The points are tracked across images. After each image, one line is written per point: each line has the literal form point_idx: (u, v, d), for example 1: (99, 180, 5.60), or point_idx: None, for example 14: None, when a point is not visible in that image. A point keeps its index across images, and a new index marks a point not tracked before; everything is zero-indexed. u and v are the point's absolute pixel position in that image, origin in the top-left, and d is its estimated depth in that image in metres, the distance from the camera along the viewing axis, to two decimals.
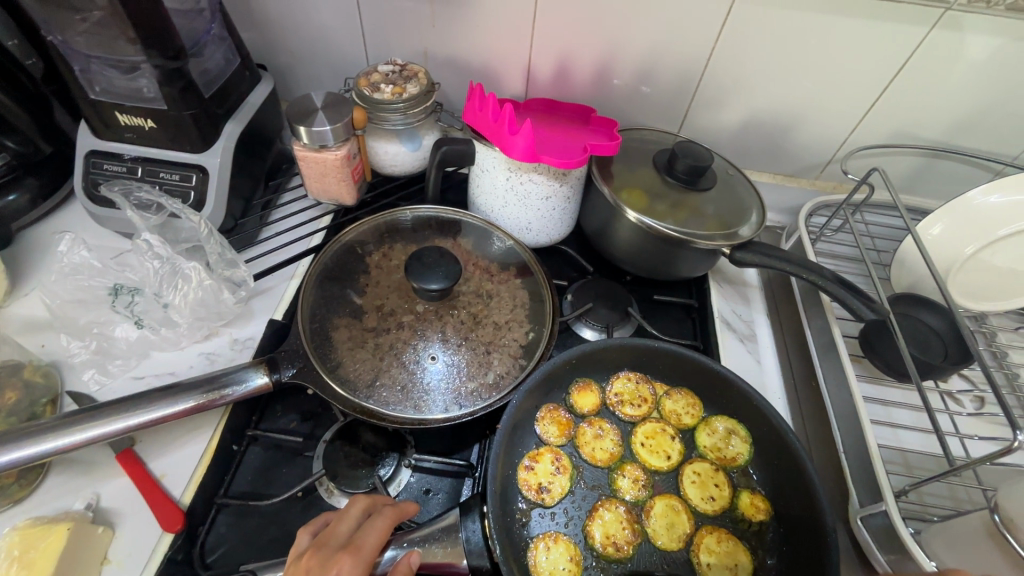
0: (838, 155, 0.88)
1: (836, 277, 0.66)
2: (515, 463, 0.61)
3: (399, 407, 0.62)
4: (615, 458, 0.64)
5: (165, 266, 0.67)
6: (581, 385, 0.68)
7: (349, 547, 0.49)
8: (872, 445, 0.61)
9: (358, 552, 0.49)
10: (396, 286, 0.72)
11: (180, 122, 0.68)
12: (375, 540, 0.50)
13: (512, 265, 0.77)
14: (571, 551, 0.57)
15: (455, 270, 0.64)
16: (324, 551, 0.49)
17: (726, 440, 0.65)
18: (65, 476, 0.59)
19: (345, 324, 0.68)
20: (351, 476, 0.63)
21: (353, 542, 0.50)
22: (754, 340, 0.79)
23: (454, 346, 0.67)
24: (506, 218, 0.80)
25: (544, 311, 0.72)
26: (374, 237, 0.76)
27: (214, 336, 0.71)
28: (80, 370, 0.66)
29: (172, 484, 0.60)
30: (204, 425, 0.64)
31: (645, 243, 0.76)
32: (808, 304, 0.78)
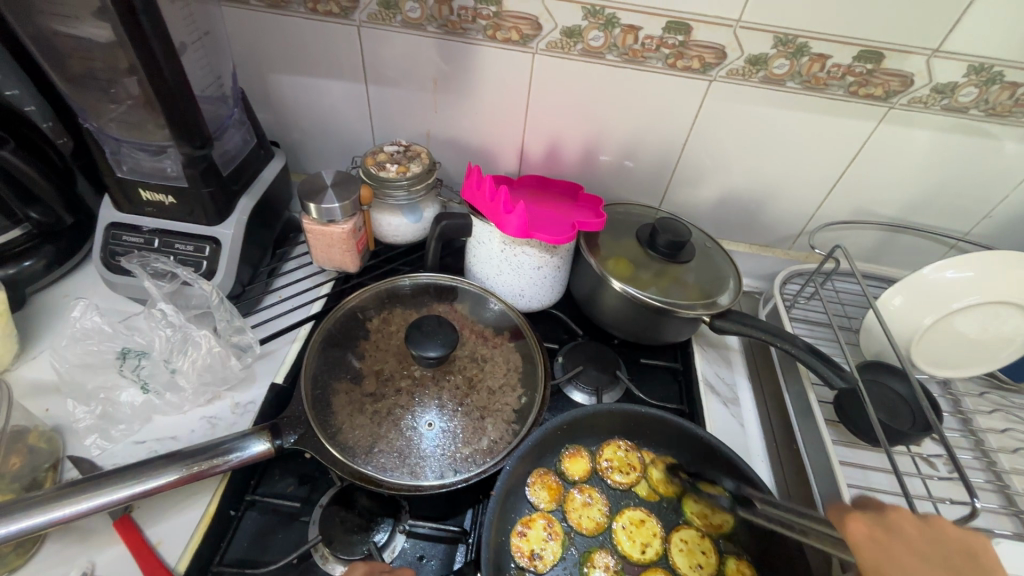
0: (807, 228, 0.96)
1: (809, 347, 0.71)
2: (509, 529, 0.63)
3: (397, 473, 0.64)
4: (603, 525, 0.66)
5: (177, 334, 0.70)
6: (571, 451, 0.71)
7: None
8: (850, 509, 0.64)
9: None
10: (395, 352, 0.76)
11: (198, 199, 0.73)
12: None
13: (505, 329, 0.81)
14: None
15: (452, 338, 0.68)
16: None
17: (714, 507, 0.67)
18: (61, 544, 0.60)
19: (345, 389, 0.71)
20: (346, 542, 0.63)
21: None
22: (736, 403, 0.83)
23: (450, 411, 0.70)
24: (500, 285, 0.85)
25: (536, 376, 0.75)
26: (375, 303, 0.80)
27: (217, 399, 0.73)
28: (83, 436, 0.67)
29: (169, 552, 0.60)
30: (203, 490, 0.65)
31: (630, 311, 0.81)
32: (786, 368, 0.83)
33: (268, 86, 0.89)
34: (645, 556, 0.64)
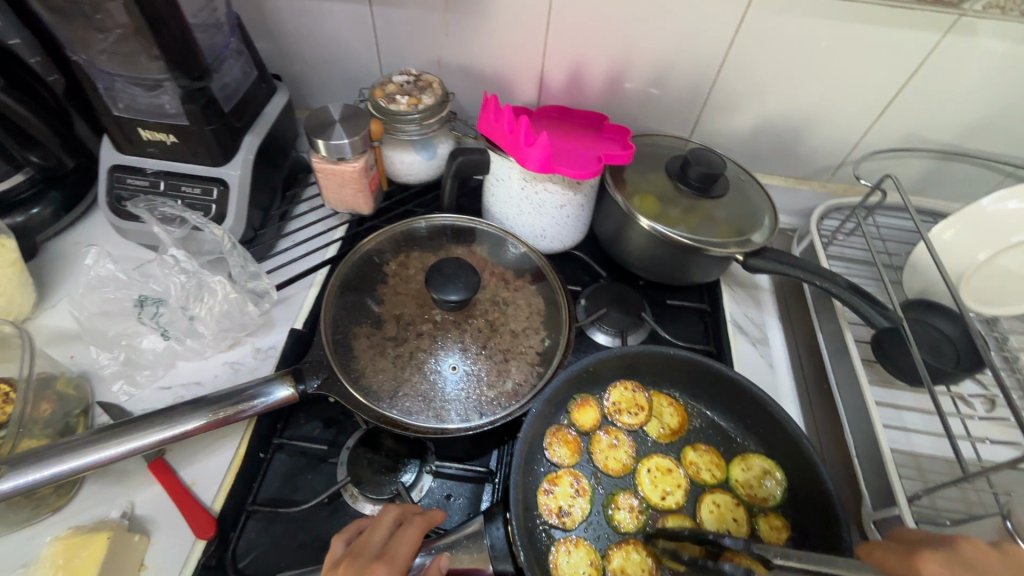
0: (850, 157, 0.89)
1: (851, 285, 0.66)
2: (535, 472, 0.63)
3: (421, 416, 0.63)
4: (626, 468, 0.65)
5: (191, 280, 0.68)
6: (580, 401, 0.68)
7: (383, 556, 0.50)
8: (884, 448, 0.62)
9: (392, 561, 0.50)
10: (414, 296, 0.74)
11: (202, 137, 0.69)
12: (408, 548, 0.51)
13: (527, 272, 0.78)
14: (591, 555, 0.59)
15: (474, 281, 0.65)
16: (359, 560, 0.49)
17: (760, 478, 0.64)
18: (100, 485, 0.61)
19: (366, 334, 0.69)
20: (375, 481, 0.64)
21: (388, 550, 0.51)
22: (766, 344, 0.81)
23: (473, 355, 0.69)
24: (520, 225, 0.81)
25: (560, 318, 0.73)
26: (390, 246, 0.77)
27: (238, 345, 0.73)
28: (110, 381, 0.68)
29: (203, 491, 0.62)
30: (231, 434, 0.66)
31: (658, 249, 0.77)
32: (820, 308, 0.79)
33: (263, 10, 0.82)
34: (665, 502, 0.63)
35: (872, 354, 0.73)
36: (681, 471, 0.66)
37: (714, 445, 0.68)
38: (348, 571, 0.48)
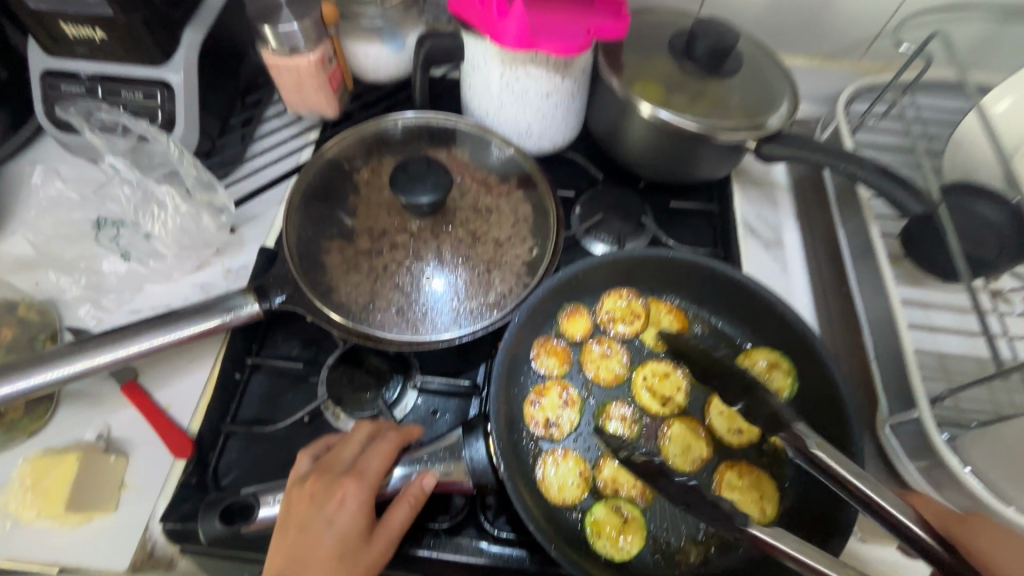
0: (889, 26, 0.76)
1: (879, 168, 0.58)
2: (521, 387, 0.59)
3: (396, 328, 0.59)
4: (620, 378, 0.61)
5: (137, 192, 0.65)
6: (570, 310, 0.63)
7: (352, 472, 0.49)
8: (907, 349, 0.56)
9: (362, 477, 0.49)
10: (387, 205, 0.67)
11: (131, 30, 0.60)
12: (379, 464, 0.49)
13: (513, 175, 0.70)
14: (580, 466, 0.56)
15: (446, 180, 0.57)
16: (328, 476, 0.48)
17: (767, 374, 0.59)
18: (74, 409, 0.59)
19: (337, 248, 0.64)
20: (357, 399, 0.62)
21: (358, 465, 0.49)
22: (780, 246, 0.73)
23: (452, 265, 0.63)
24: (503, 122, 0.72)
25: (548, 224, 0.66)
26: (361, 151, 0.70)
27: (207, 266, 0.68)
28: (75, 306, 0.64)
29: (180, 413, 0.60)
30: (205, 355, 0.64)
31: (659, 141, 0.68)
32: (843, 202, 0.70)
33: None
34: (666, 408, 0.59)
35: (901, 250, 0.65)
36: (681, 371, 0.61)
37: (717, 349, 0.62)
38: (316, 488, 0.48)
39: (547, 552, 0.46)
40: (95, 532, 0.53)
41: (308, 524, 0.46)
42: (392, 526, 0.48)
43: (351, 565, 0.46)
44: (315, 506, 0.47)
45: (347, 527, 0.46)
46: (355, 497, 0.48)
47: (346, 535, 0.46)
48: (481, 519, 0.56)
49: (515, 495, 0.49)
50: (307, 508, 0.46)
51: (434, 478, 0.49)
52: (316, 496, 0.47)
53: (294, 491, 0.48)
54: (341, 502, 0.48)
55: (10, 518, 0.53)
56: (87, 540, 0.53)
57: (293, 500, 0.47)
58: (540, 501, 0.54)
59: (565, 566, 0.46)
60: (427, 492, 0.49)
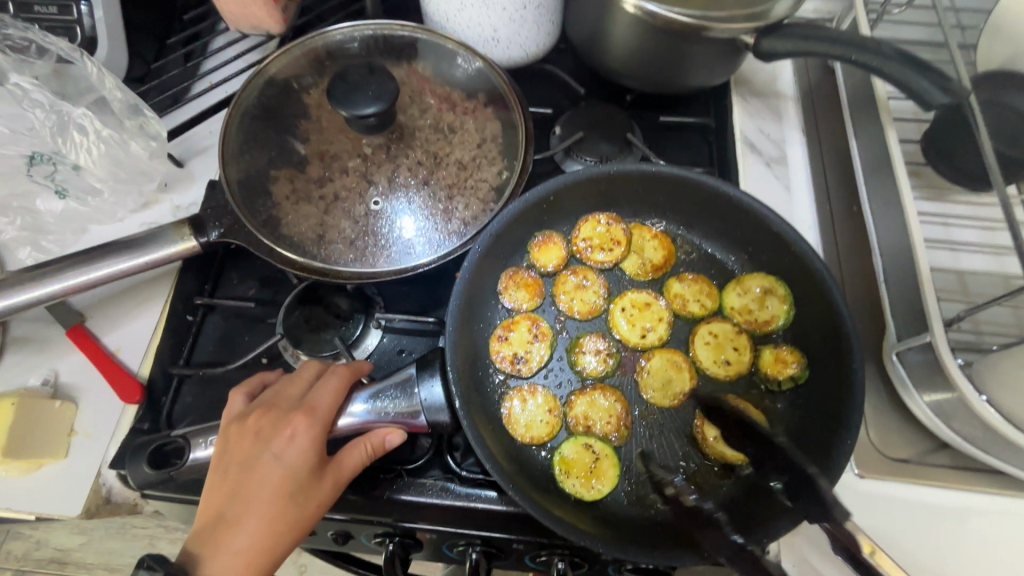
0: None
1: (900, 52, 0.49)
2: (487, 322, 0.54)
3: (345, 260, 0.54)
4: (597, 311, 0.55)
5: (50, 116, 0.57)
6: (541, 239, 0.57)
7: (302, 408, 0.44)
8: (924, 270, 0.48)
9: (312, 414, 0.44)
10: (339, 127, 0.60)
11: None
12: (330, 399, 0.45)
13: (480, 91, 0.62)
14: (550, 403, 0.52)
15: (390, 87, 0.50)
16: (276, 412, 0.44)
17: (761, 301, 0.53)
18: (19, 355, 0.56)
19: (286, 177, 0.58)
20: (316, 339, 0.57)
21: (307, 401, 0.44)
22: (783, 163, 0.65)
23: (409, 191, 0.57)
24: (466, 28, 0.63)
25: (518, 143, 0.59)
26: (311, 68, 0.63)
27: (153, 204, 0.63)
28: (15, 249, 0.60)
29: (129, 357, 0.57)
30: (153, 297, 0.60)
31: (643, 40, 0.59)
32: (858, 107, 0.62)
33: None
34: (645, 341, 0.54)
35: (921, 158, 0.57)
36: (664, 303, 0.55)
37: (705, 276, 0.56)
38: (263, 423, 0.44)
39: (506, 493, 0.43)
40: (46, 477, 0.52)
41: (253, 460, 0.43)
42: (345, 466, 0.44)
43: (300, 504, 0.43)
44: (260, 442, 0.43)
45: (294, 465, 0.43)
46: (306, 434, 0.44)
47: (292, 472, 0.43)
48: (447, 460, 0.52)
49: (471, 435, 0.44)
50: (251, 443, 0.43)
51: (401, 436, 0.44)
52: (261, 432, 0.44)
53: (237, 427, 0.44)
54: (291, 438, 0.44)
55: None
56: (38, 485, 0.51)
57: (236, 436, 0.44)
58: (506, 441, 0.50)
59: (525, 506, 0.43)
60: (388, 446, 0.44)
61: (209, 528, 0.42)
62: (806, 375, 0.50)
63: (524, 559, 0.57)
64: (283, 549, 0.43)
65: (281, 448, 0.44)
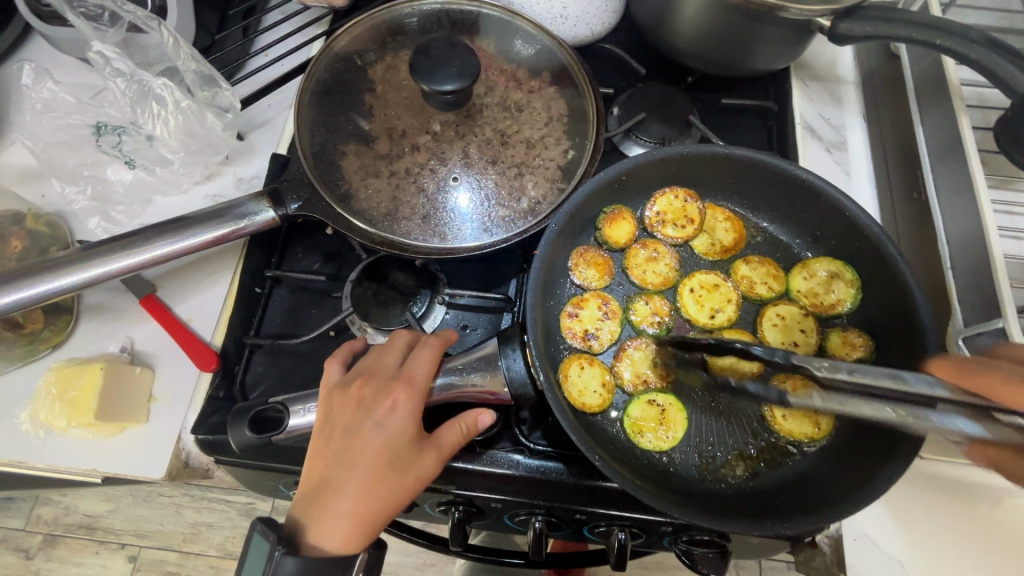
0: None
1: (986, 38, 0.49)
2: (557, 302, 0.55)
3: (421, 237, 0.54)
4: (669, 283, 0.57)
5: (132, 86, 0.58)
6: (613, 213, 0.57)
7: (400, 377, 0.47)
8: (995, 256, 0.50)
9: (411, 382, 0.46)
10: (407, 101, 0.59)
11: None
12: (427, 370, 0.47)
13: (545, 70, 0.62)
14: (604, 374, 0.53)
15: (472, 64, 0.50)
16: (376, 382, 0.47)
17: (827, 285, 0.54)
18: (95, 323, 0.57)
19: (354, 151, 0.58)
20: (383, 313, 0.58)
21: (405, 372, 0.47)
22: (844, 149, 0.65)
23: (479, 169, 0.57)
24: (533, 5, 0.63)
25: (587, 122, 0.59)
26: (375, 43, 0.62)
27: (218, 175, 0.63)
28: (84, 218, 0.61)
29: (201, 327, 0.58)
30: (223, 268, 0.61)
31: (715, 22, 0.58)
32: (925, 94, 0.62)
33: None
34: (714, 321, 0.55)
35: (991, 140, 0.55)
36: (731, 285, 0.57)
37: (770, 259, 0.58)
38: (364, 392, 0.47)
39: (591, 461, 0.44)
40: (129, 442, 0.53)
41: (356, 426, 0.45)
42: (445, 437, 0.46)
43: (400, 470, 0.45)
44: (363, 409, 0.46)
45: (395, 432, 0.45)
46: (405, 403, 0.46)
47: (393, 440, 0.45)
48: (516, 433, 0.54)
49: (556, 405, 0.45)
50: (354, 411, 0.46)
51: (492, 415, 0.47)
52: (363, 400, 0.46)
53: (340, 394, 0.47)
54: (391, 408, 0.46)
55: (43, 427, 0.52)
56: (123, 448, 0.53)
57: (339, 403, 0.46)
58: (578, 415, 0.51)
59: (609, 475, 0.44)
60: (482, 426, 0.46)
61: (318, 490, 0.45)
62: (872, 358, 0.52)
63: (581, 530, 0.59)
64: (385, 514, 0.45)
65: (382, 416, 0.46)
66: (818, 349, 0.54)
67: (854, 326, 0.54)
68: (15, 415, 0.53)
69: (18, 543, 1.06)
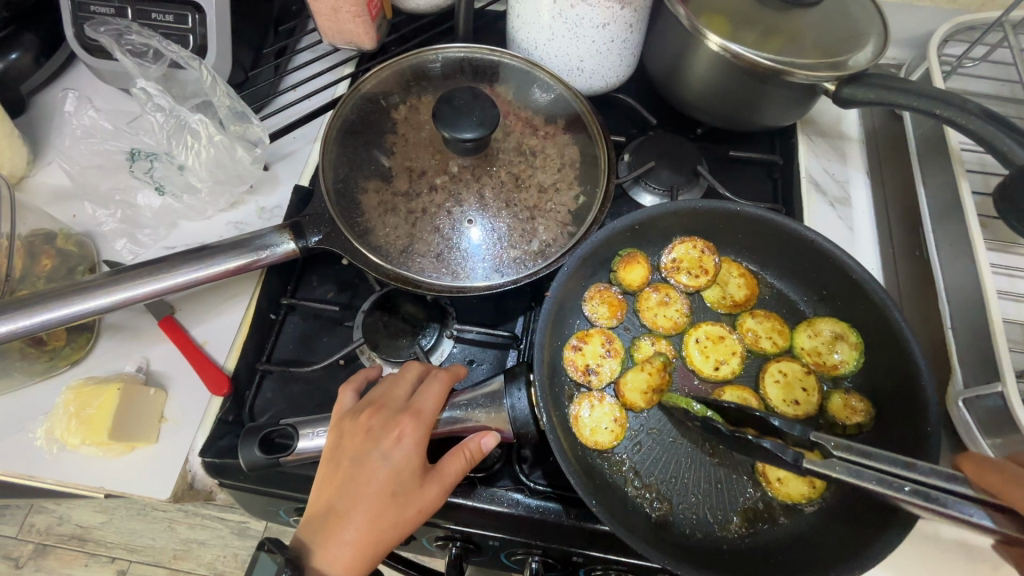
0: None
1: (984, 111, 0.51)
2: (561, 342, 0.56)
3: (436, 274, 0.56)
4: (679, 328, 0.58)
5: (170, 120, 0.62)
6: (627, 257, 0.59)
7: (408, 410, 0.48)
8: (995, 320, 0.51)
9: (418, 416, 0.47)
10: (427, 143, 0.62)
11: None
12: (434, 405, 0.48)
13: (560, 117, 0.64)
14: (615, 414, 0.53)
15: (492, 115, 0.53)
16: (385, 413, 0.48)
17: (831, 345, 0.56)
18: (114, 341, 0.59)
19: (374, 188, 0.60)
20: (392, 345, 0.59)
21: (413, 405, 0.48)
22: (848, 205, 0.67)
23: (494, 210, 0.60)
24: (552, 56, 0.66)
25: (598, 171, 0.61)
26: (399, 86, 0.65)
27: (241, 204, 0.66)
28: (112, 239, 0.63)
29: (216, 350, 0.59)
30: (240, 293, 0.63)
31: (725, 80, 0.61)
32: (926, 157, 0.64)
33: None
34: (719, 373, 0.56)
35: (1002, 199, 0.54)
36: (736, 337, 0.58)
37: (776, 314, 0.59)
38: (373, 422, 0.48)
39: (589, 507, 0.44)
40: (139, 460, 0.54)
41: (363, 456, 0.46)
42: (447, 474, 0.46)
43: (403, 502, 0.46)
44: (370, 440, 0.47)
45: (399, 465, 0.46)
46: (411, 436, 0.47)
47: (398, 472, 0.46)
48: (517, 470, 0.54)
49: (556, 448, 0.46)
50: (362, 441, 0.47)
51: (496, 438, 0.47)
52: (371, 430, 0.47)
53: (350, 423, 0.48)
54: (397, 439, 0.47)
55: (56, 444, 0.54)
56: (133, 467, 0.54)
57: (349, 430, 0.47)
58: (577, 455, 0.51)
59: (608, 525, 0.44)
60: (485, 449, 0.46)
61: (322, 516, 0.46)
62: (871, 423, 0.52)
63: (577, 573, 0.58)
64: (384, 545, 0.46)
65: (388, 448, 0.47)
66: (818, 408, 0.55)
67: (855, 386, 0.55)
68: (32, 430, 0.54)
69: (10, 551, 1.06)
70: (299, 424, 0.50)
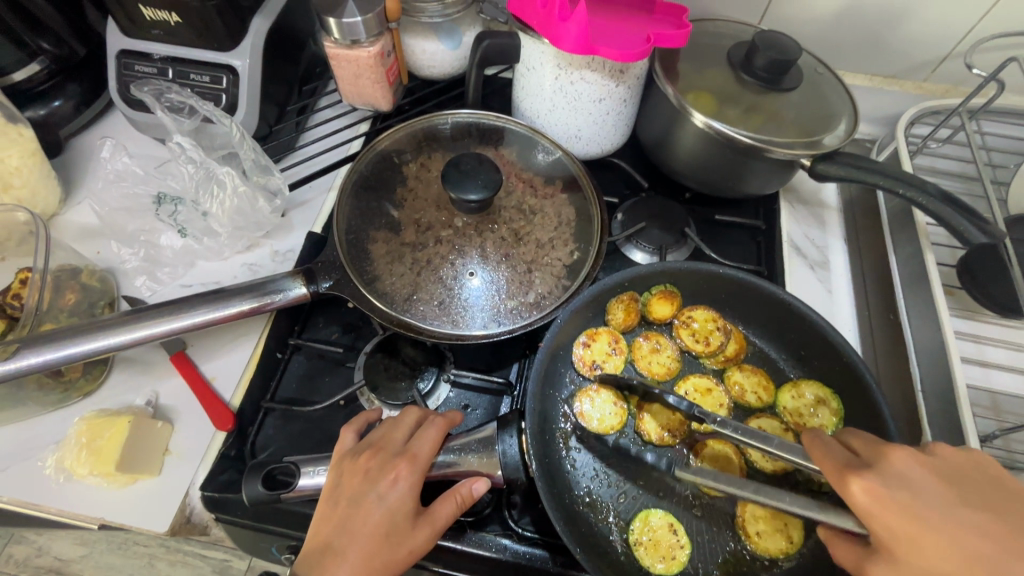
0: (958, 50, 0.73)
1: (943, 193, 0.56)
2: (553, 391, 0.59)
3: (437, 322, 0.60)
4: (672, 373, 0.62)
5: (200, 171, 0.67)
6: (664, 290, 0.62)
7: (404, 454, 0.50)
8: (959, 384, 0.55)
9: (414, 459, 0.50)
10: (434, 198, 0.67)
11: (206, 18, 0.62)
12: (429, 450, 0.50)
13: (558, 178, 0.69)
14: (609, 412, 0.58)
15: (496, 179, 0.58)
16: (382, 455, 0.50)
17: (813, 407, 0.58)
18: (126, 373, 0.62)
19: (383, 239, 0.64)
20: (391, 387, 0.62)
21: (410, 449, 0.50)
22: (826, 268, 0.71)
23: (494, 263, 0.64)
24: (552, 124, 0.72)
25: (592, 229, 0.66)
26: (411, 145, 0.70)
27: (256, 247, 0.70)
28: (133, 277, 0.67)
29: (223, 387, 0.62)
30: (249, 332, 0.66)
31: (711, 152, 0.66)
32: (897, 228, 0.69)
33: None
34: None
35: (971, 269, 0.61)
36: (724, 391, 0.61)
37: (761, 369, 0.63)
38: (371, 464, 0.50)
39: (574, 555, 0.46)
40: (141, 492, 0.56)
41: (360, 496, 0.48)
42: (439, 517, 0.48)
43: (396, 543, 0.47)
44: (367, 481, 0.49)
45: (394, 507, 0.48)
46: (406, 479, 0.49)
47: (392, 513, 0.48)
48: (506, 516, 0.55)
49: (545, 496, 0.48)
50: (359, 482, 0.49)
51: (486, 484, 0.49)
52: (369, 472, 0.50)
53: (349, 463, 0.50)
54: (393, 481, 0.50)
55: (63, 473, 0.55)
56: (135, 499, 0.56)
57: (348, 471, 0.50)
58: (566, 503, 0.53)
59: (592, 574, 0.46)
60: (476, 495, 0.48)
61: (317, 554, 0.48)
62: None
63: None
64: None
65: (384, 490, 0.49)
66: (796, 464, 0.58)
67: None
68: (42, 458, 0.57)
69: None
70: (300, 462, 0.52)
